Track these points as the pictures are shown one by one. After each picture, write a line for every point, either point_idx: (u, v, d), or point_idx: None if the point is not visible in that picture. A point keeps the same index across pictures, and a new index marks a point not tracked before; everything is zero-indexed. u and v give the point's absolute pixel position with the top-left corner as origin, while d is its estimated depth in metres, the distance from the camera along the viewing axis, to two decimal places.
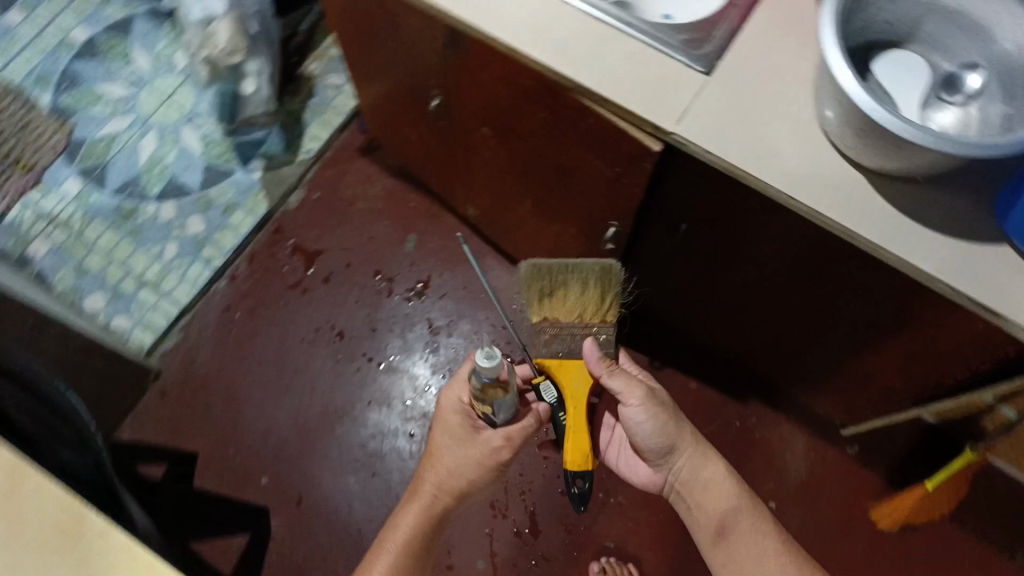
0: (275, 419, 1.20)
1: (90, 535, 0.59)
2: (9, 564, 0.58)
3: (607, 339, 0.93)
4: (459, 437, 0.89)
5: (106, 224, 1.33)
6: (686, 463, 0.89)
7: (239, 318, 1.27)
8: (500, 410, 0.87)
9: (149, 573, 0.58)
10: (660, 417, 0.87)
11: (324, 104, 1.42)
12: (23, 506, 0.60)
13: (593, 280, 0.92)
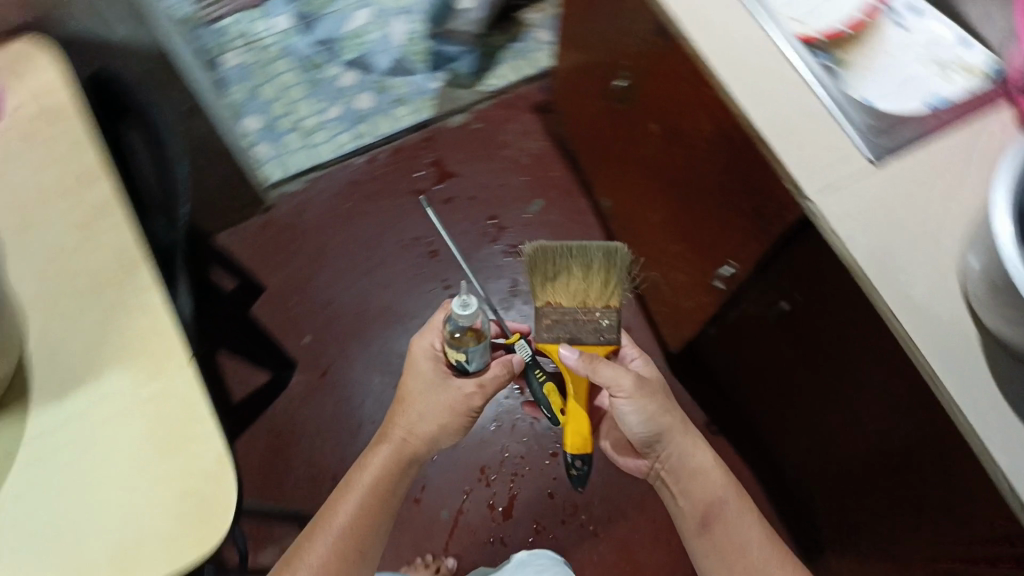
0: (342, 295, 1.28)
1: (134, 282, 0.67)
2: (69, 273, 0.67)
3: (610, 324, 0.82)
4: (429, 380, 0.87)
5: (293, 66, 1.43)
6: (672, 449, 0.85)
7: (359, 195, 1.35)
8: (474, 360, 0.83)
9: (161, 338, 0.64)
10: (648, 404, 0.82)
11: (524, 52, 1.45)
12: (99, 234, 0.69)
13: (596, 265, 0.85)
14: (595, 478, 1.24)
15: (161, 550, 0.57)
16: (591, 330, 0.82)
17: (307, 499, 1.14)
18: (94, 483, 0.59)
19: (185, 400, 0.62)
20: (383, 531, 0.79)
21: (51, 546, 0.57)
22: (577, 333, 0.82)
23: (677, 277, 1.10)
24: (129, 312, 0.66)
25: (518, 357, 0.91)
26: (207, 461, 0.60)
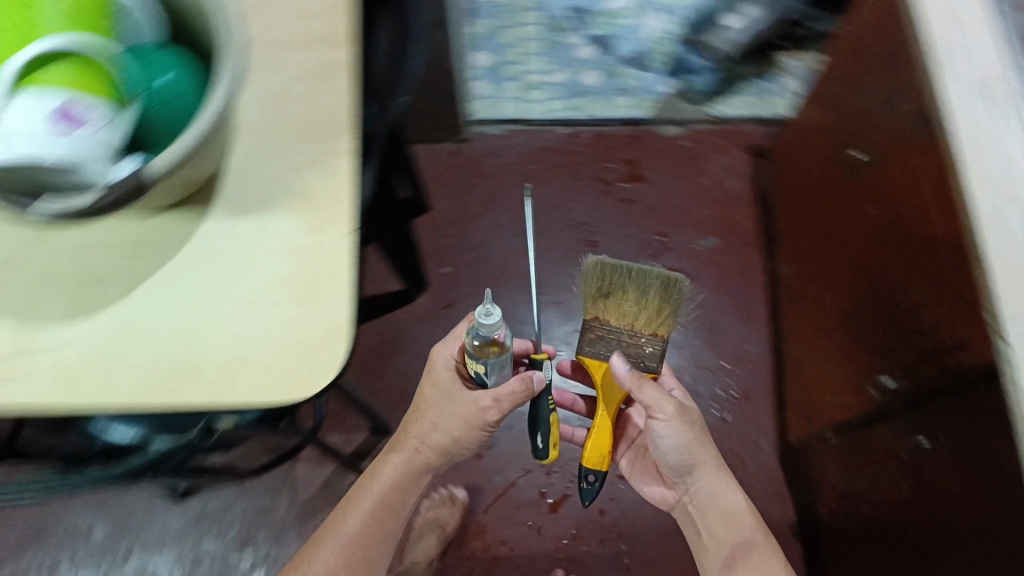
0: (494, 244, 1.31)
1: (330, 145, 0.73)
2: (281, 115, 0.74)
3: (651, 354, 0.96)
4: (444, 392, 0.96)
5: (538, 21, 1.43)
6: (703, 484, 0.96)
7: (547, 161, 1.36)
8: (491, 372, 0.87)
9: (332, 202, 0.71)
10: (689, 434, 0.94)
11: (764, 92, 1.40)
12: (317, 92, 0.74)
13: (651, 292, 0.97)
14: (648, 515, 1.21)
15: (265, 377, 0.66)
16: (633, 354, 0.96)
17: (385, 407, 1.19)
18: (234, 301, 0.68)
19: (332, 264, 0.69)
20: (387, 536, 0.93)
21: (182, 336, 0.67)
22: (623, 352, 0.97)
23: (828, 369, 1.04)
24: (317, 170, 0.72)
25: (535, 378, 0.91)
26: (329, 322, 0.67)
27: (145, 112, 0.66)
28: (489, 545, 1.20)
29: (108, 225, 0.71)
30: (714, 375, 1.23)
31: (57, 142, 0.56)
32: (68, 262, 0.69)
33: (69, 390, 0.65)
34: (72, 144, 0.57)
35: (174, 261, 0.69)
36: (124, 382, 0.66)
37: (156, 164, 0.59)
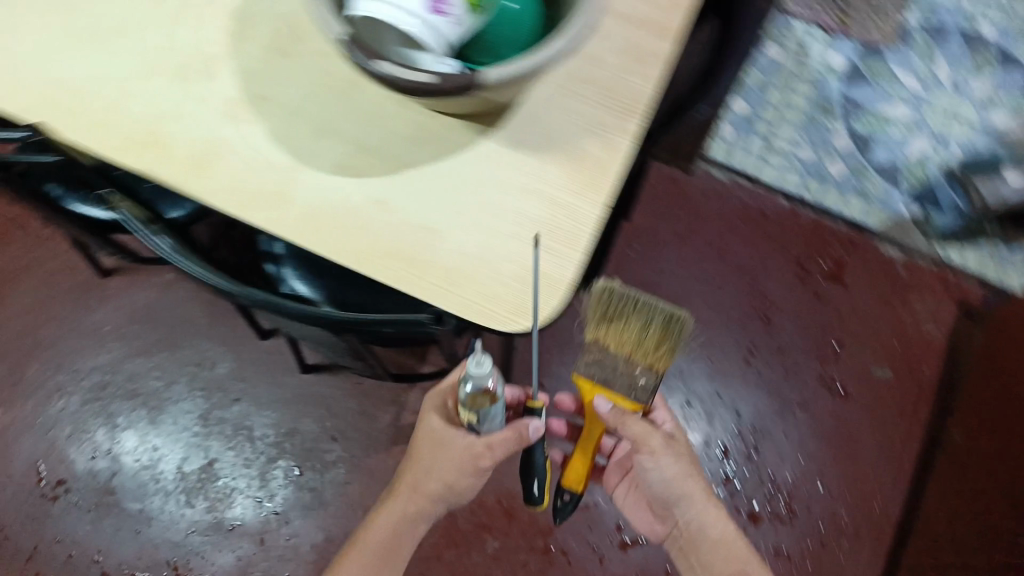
0: (673, 279, 1.32)
1: (618, 124, 0.73)
2: (585, 79, 0.75)
3: (643, 385, 0.90)
4: (436, 438, 0.95)
5: (810, 96, 1.42)
6: (692, 514, 0.96)
7: (756, 225, 1.34)
8: (485, 421, 0.89)
9: (597, 174, 0.71)
10: (678, 466, 0.95)
11: (1002, 258, 1.33)
12: (627, 71, 0.75)
13: (655, 324, 0.90)
14: None
15: (478, 298, 0.68)
16: (625, 382, 0.91)
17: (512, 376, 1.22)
18: (478, 216, 0.70)
19: (577, 225, 0.70)
20: None
21: (421, 228, 0.70)
22: (613, 379, 0.91)
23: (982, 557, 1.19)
24: (600, 138, 0.72)
25: (530, 427, 0.89)
26: (551, 277, 0.68)
27: (485, 27, 0.70)
28: (551, 549, 1.29)
29: (401, 110, 0.75)
30: (831, 499, 1.21)
31: (412, 20, 0.62)
32: (354, 130, 0.74)
33: (308, 229, 0.70)
34: (427, 24, 0.63)
35: (441, 160, 0.72)
36: (357, 243, 0.70)
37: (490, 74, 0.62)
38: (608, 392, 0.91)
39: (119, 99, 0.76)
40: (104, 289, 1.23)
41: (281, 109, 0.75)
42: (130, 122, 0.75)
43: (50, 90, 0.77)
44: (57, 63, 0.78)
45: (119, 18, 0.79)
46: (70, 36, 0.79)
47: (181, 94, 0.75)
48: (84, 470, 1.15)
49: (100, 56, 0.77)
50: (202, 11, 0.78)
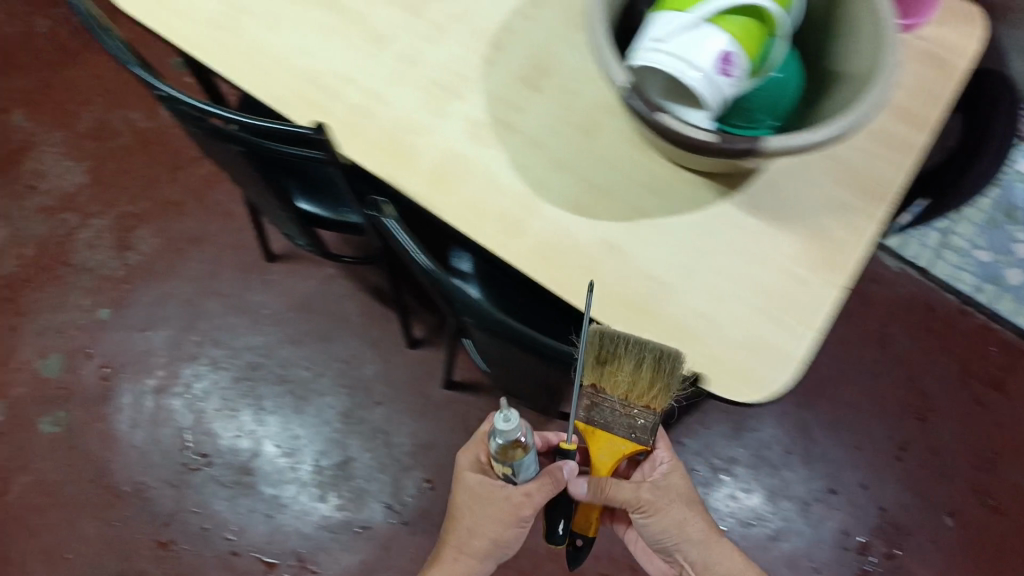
0: (827, 359, 1.26)
1: (870, 205, 0.66)
2: (835, 152, 0.68)
3: (644, 426, 0.67)
4: (473, 494, 0.77)
5: (997, 196, 1.31)
6: (698, 555, 0.79)
7: (920, 320, 1.28)
8: (521, 473, 0.72)
9: (841, 256, 0.65)
10: (670, 513, 0.78)
11: None
12: (886, 151, 0.68)
13: (647, 362, 0.63)
14: None
15: (701, 363, 0.63)
16: (622, 422, 0.68)
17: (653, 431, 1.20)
18: (712, 281, 0.65)
19: (812, 301, 0.63)
20: None
21: (651, 280, 0.66)
22: (607, 421, 0.68)
23: None
24: (847, 218, 0.66)
25: (563, 466, 0.70)
26: (782, 353, 0.62)
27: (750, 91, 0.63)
28: None
29: (642, 157, 0.70)
30: None
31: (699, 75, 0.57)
32: (590, 169, 0.70)
33: (537, 264, 0.67)
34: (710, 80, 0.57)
35: (682, 214, 0.67)
36: (582, 289, 0.66)
37: (775, 144, 0.55)
38: (606, 435, 0.68)
39: (367, 103, 0.74)
40: (266, 272, 1.22)
41: (525, 137, 0.71)
42: (375, 127, 0.73)
43: (300, 85, 0.75)
44: (311, 58, 0.76)
45: (378, 23, 0.78)
46: (328, 33, 0.77)
47: (427, 109, 0.73)
48: (228, 446, 1.11)
49: (353, 56, 0.76)
50: (460, 27, 0.76)
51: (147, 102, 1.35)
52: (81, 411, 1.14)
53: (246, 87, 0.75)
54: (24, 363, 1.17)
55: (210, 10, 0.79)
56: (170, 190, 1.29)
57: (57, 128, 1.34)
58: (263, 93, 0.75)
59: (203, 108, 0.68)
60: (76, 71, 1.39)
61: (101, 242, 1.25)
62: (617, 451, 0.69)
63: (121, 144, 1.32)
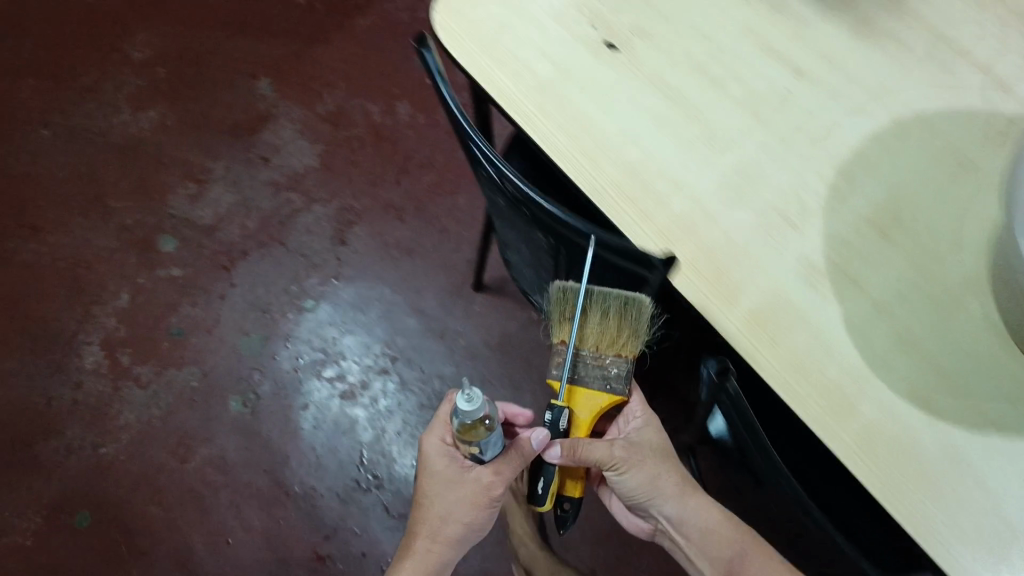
0: None
1: None
2: None
3: (617, 374, 0.78)
4: (445, 480, 0.79)
5: None
6: (672, 508, 0.82)
7: None
8: (488, 451, 0.74)
9: None
10: (644, 469, 0.81)
11: None
12: None
13: (614, 311, 0.76)
14: None
15: None
16: (597, 376, 0.78)
17: None
18: None
19: None
20: None
21: (992, 507, 0.58)
22: (582, 375, 0.79)
23: None
24: None
25: (533, 439, 0.72)
26: None
27: None
28: None
29: (996, 362, 0.62)
30: None
31: None
32: (936, 359, 0.62)
33: (865, 455, 0.60)
34: None
35: None
36: (908, 503, 0.59)
37: None
38: (578, 392, 0.78)
39: (693, 215, 0.70)
40: (469, 299, 1.21)
41: (870, 298, 0.65)
42: (697, 245, 0.68)
43: (621, 177, 0.71)
44: (637, 148, 0.72)
45: (716, 125, 0.73)
46: (666, 128, 0.73)
47: (758, 237, 0.68)
48: (400, 474, 1.09)
49: (693, 162, 0.71)
50: (809, 151, 0.71)
51: (387, 98, 1.34)
52: (272, 402, 1.14)
53: (562, 168, 0.73)
54: (225, 336, 1.18)
55: (540, 73, 0.76)
56: (393, 194, 1.29)
57: (297, 104, 1.34)
58: (580, 179, 0.72)
59: (555, 215, 0.59)
60: (325, 51, 1.37)
61: (318, 231, 1.26)
62: (594, 405, 0.78)
63: (355, 135, 1.32)
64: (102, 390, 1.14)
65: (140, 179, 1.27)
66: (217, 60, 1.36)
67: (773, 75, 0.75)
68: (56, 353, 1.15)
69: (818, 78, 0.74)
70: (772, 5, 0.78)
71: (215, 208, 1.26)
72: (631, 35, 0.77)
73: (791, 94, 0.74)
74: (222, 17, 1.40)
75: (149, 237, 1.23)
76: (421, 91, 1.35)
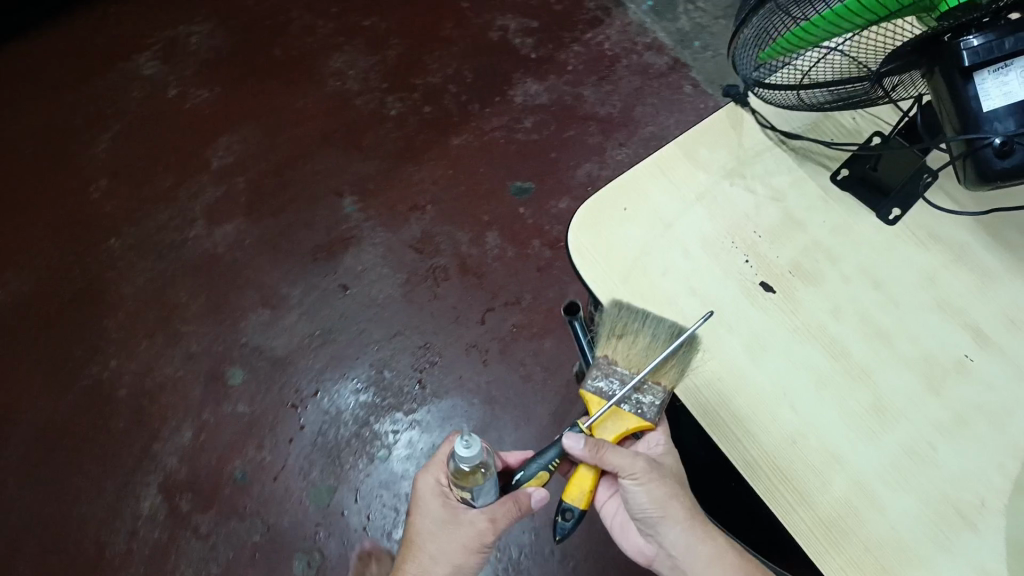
0: None
1: None
2: None
3: (651, 404, 0.67)
4: (439, 520, 0.73)
5: None
6: (679, 534, 0.67)
7: None
8: (479, 498, 0.70)
9: None
10: (661, 484, 0.68)
11: None
12: None
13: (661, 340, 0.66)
14: None
15: None
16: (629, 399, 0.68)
17: None
18: None
19: None
20: None
21: None
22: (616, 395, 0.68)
23: None
24: None
25: (534, 498, 0.72)
26: None
27: None
28: None
29: None
30: None
31: None
32: None
33: None
34: None
35: None
36: None
37: None
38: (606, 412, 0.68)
39: (856, 502, 0.60)
40: None
41: None
42: (861, 541, 0.59)
43: (774, 449, 0.63)
44: (795, 415, 0.63)
45: (886, 393, 0.64)
46: (826, 387, 0.64)
47: (936, 540, 0.59)
48: None
49: (855, 433, 0.63)
50: (993, 437, 0.62)
51: (477, 227, 1.29)
52: (338, 563, 1.05)
53: (704, 426, 0.65)
54: (291, 489, 1.09)
55: (688, 313, 0.69)
56: (476, 334, 1.21)
57: (382, 226, 1.29)
58: (723, 444, 0.63)
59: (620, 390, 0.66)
60: (417, 171, 1.32)
61: (395, 367, 1.18)
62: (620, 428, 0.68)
63: (441, 264, 1.26)
64: (158, 539, 1.06)
65: (214, 299, 1.21)
66: (301, 171, 1.31)
67: (950, 336, 0.66)
68: (110, 492, 1.08)
69: (1004, 348, 0.65)
70: (952, 249, 0.70)
71: (288, 338, 1.19)
72: (791, 275, 0.70)
73: (974, 363, 0.65)
74: (309, 125, 1.34)
75: (219, 366, 1.16)
76: (514, 220, 1.29)
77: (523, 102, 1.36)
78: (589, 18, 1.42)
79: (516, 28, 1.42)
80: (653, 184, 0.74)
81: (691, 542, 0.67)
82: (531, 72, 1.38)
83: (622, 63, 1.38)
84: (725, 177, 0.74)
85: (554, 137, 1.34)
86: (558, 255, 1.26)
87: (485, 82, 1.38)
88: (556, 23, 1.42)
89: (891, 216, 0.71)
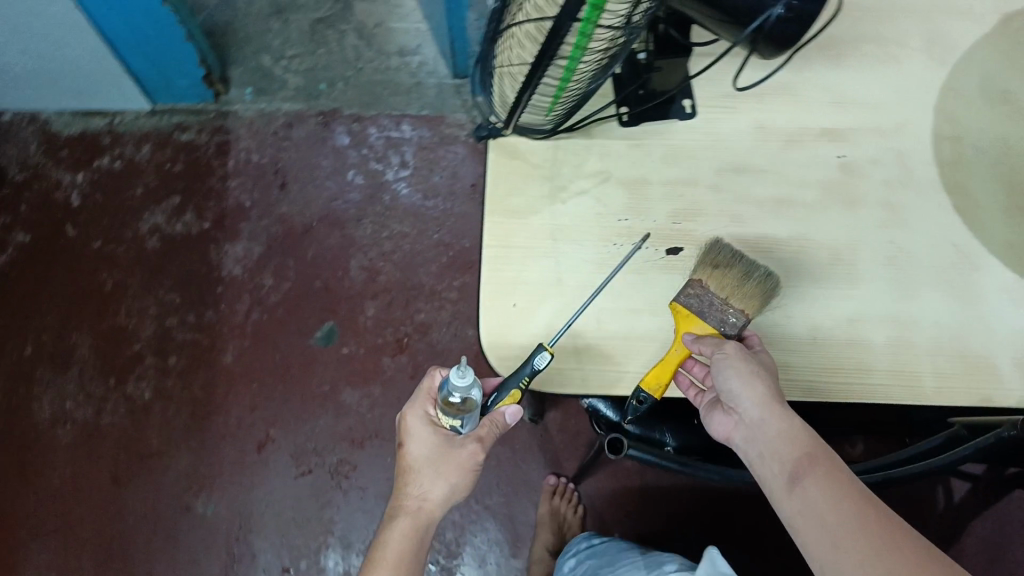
0: None
1: None
2: None
3: (735, 325, 0.62)
4: (431, 440, 0.67)
5: None
6: (751, 404, 0.59)
7: None
8: (467, 423, 0.65)
9: None
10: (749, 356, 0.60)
11: None
12: None
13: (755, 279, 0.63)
14: None
15: None
16: (714, 317, 0.63)
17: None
18: None
19: None
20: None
21: None
22: (703, 310, 0.62)
23: None
24: None
25: (507, 414, 0.67)
26: None
27: None
28: None
29: None
30: None
31: None
32: None
33: None
34: None
35: None
36: None
37: None
38: (694, 324, 0.63)
39: (898, 335, 0.64)
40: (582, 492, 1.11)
41: None
42: (927, 357, 0.63)
43: (819, 355, 0.64)
44: (799, 318, 0.64)
45: (830, 236, 0.67)
46: (794, 278, 0.66)
47: (959, 306, 0.64)
48: None
49: (847, 285, 0.65)
50: (918, 195, 0.67)
51: (327, 401, 1.14)
52: None
53: None
54: None
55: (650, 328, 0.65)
56: None
57: (252, 488, 1.10)
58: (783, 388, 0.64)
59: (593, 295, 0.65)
60: (226, 415, 1.13)
61: None
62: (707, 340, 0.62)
63: (337, 461, 1.11)
64: None
65: None
66: (130, 525, 1.08)
67: (819, 152, 0.69)
68: None
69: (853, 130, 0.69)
70: (752, 97, 0.71)
71: None
72: (678, 224, 0.67)
73: (850, 157, 0.69)
74: (89, 483, 1.10)
75: None
76: (350, 365, 1.15)
77: (243, 270, 1.19)
78: (214, 148, 1.26)
79: (165, 217, 1.23)
80: (507, 266, 0.66)
81: (769, 411, 0.58)
82: (221, 238, 1.21)
83: (282, 159, 1.25)
84: (552, 200, 0.68)
85: (301, 269, 1.19)
86: (414, 353, 1.15)
87: (194, 286, 1.19)
88: (193, 178, 1.24)
89: (687, 109, 0.70)
